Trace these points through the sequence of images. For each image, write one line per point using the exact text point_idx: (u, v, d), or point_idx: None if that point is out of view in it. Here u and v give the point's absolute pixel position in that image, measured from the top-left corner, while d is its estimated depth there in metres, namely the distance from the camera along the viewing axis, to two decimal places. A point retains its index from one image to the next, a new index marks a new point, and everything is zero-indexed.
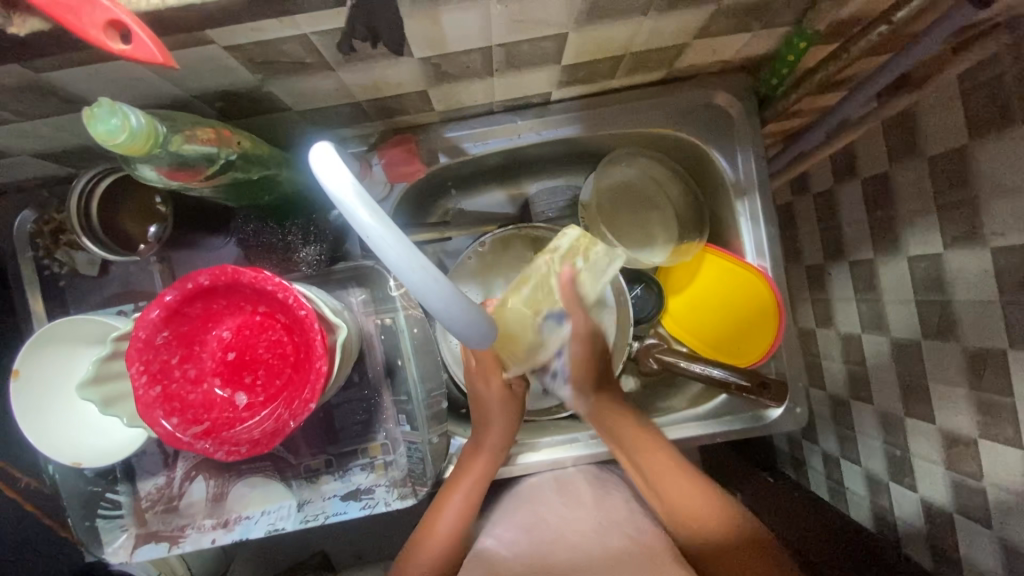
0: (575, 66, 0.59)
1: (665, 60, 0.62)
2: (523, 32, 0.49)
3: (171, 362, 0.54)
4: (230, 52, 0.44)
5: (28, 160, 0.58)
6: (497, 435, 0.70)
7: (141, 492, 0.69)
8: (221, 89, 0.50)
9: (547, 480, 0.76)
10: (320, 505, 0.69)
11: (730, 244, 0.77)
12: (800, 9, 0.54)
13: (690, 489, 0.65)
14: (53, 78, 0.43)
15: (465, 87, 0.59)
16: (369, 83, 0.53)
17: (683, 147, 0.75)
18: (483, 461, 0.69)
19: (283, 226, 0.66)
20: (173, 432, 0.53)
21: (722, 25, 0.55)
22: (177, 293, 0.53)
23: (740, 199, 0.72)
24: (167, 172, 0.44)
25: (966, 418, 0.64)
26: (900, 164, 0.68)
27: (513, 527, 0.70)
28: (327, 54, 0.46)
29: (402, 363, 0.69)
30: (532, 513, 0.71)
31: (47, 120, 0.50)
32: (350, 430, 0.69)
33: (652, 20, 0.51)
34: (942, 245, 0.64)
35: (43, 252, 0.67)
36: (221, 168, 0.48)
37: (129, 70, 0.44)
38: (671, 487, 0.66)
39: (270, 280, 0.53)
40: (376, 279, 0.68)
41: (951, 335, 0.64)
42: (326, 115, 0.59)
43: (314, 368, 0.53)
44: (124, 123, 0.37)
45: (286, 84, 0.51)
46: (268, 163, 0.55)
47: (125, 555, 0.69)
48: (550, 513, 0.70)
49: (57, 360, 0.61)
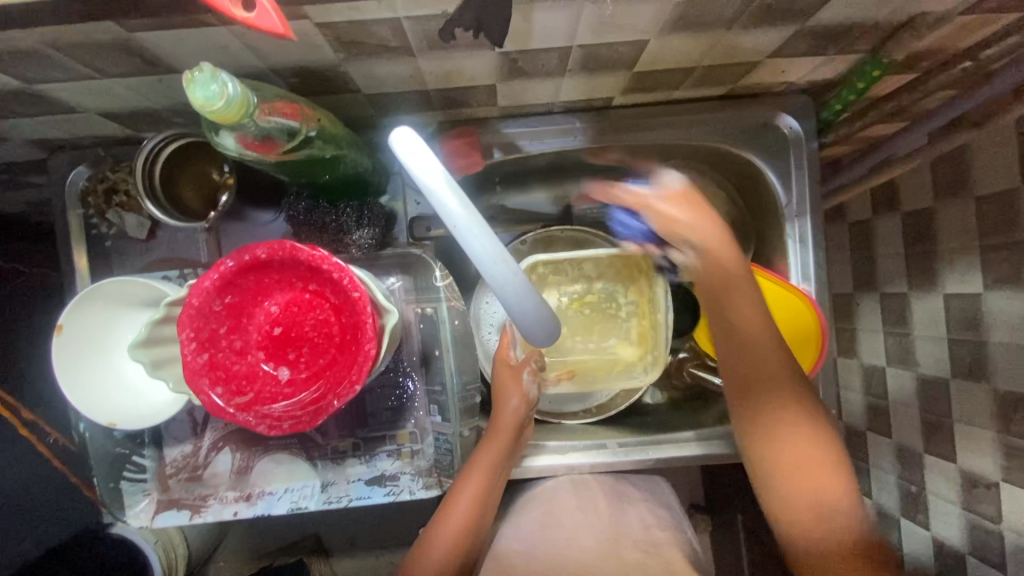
0: (644, 74, 0.59)
1: (732, 77, 0.62)
2: (606, 37, 0.49)
3: (218, 331, 0.53)
4: (320, 29, 0.44)
5: (94, 118, 0.59)
6: (499, 446, 0.66)
7: (167, 458, 0.69)
8: (300, 65, 0.50)
9: (562, 482, 0.74)
10: (344, 488, 0.69)
11: (773, 265, 0.77)
12: (881, 37, 0.54)
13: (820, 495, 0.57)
14: (143, 39, 0.43)
15: (533, 86, 0.59)
16: (442, 72, 0.53)
17: (735, 165, 0.75)
18: (482, 473, 0.65)
19: (336, 206, 0.67)
20: (219, 403, 0.53)
21: (799, 46, 0.55)
22: (234, 263, 0.52)
23: (791, 220, 0.72)
24: (248, 143, 0.46)
25: (989, 460, 0.64)
26: (946, 201, 0.66)
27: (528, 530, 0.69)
28: (413, 39, 0.46)
29: (440, 353, 0.70)
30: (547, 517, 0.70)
31: (124, 80, 0.50)
32: (381, 416, 0.69)
33: (733, 35, 0.51)
34: (982, 285, 0.63)
35: (93, 211, 0.67)
36: (300, 143, 0.50)
37: (218, 37, 0.44)
38: (804, 488, 0.57)
39: (326, 260, 0.53)
40: (421, 267, 0.68)
41: (983, 376, 0.64)
42: (392, 101, 0.59)
43: (363, 350, 0.53)
44: (223, 91, 0.38)
45: (363, 66, 0.51)
46: (341, 142, 0.56)
47: (146, 520, 0.69)
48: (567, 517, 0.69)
49: (102, 319, 0.62)
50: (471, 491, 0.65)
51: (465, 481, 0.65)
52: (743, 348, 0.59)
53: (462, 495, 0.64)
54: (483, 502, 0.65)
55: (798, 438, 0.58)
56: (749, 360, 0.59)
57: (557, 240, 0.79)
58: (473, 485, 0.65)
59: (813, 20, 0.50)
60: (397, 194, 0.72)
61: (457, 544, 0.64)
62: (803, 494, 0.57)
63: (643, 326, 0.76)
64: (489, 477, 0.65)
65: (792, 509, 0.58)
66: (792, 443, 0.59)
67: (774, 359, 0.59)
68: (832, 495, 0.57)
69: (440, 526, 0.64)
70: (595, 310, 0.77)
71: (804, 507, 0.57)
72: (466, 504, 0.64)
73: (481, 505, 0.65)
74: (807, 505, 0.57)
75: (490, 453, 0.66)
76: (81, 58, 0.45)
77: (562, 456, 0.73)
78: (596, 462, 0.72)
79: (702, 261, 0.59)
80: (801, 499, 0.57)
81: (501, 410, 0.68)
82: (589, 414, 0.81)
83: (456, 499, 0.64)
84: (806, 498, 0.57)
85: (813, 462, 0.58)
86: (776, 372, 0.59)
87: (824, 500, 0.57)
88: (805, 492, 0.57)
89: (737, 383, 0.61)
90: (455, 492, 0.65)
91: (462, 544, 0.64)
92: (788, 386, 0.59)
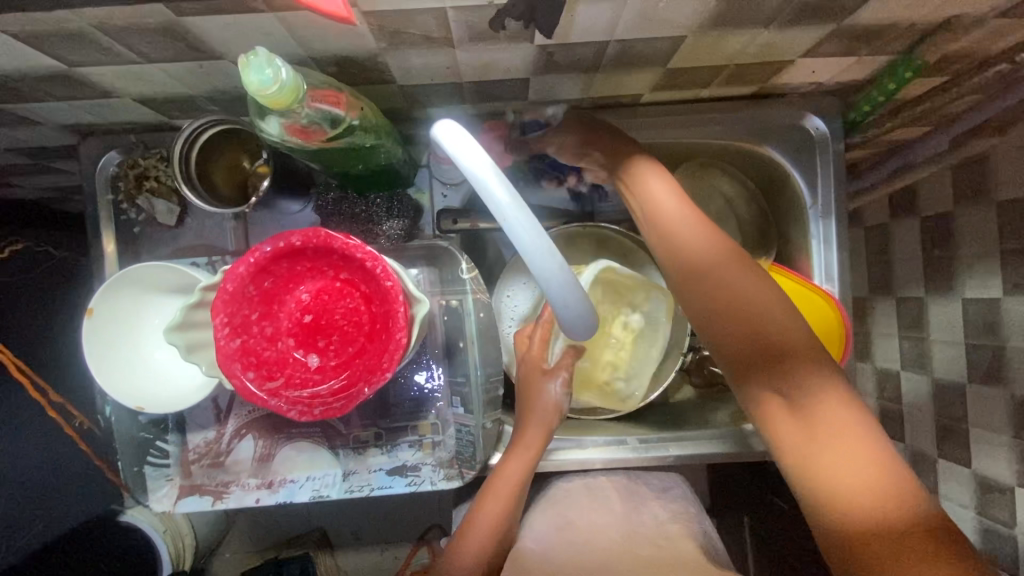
0: (676, 71, 0.60)
1: (763, 76, 0.63)
2: (644, 33, 0.49)
3: (251, 317, 0.54)
4: (366, 18, 0.44)
5: (130, 103, 0.59)
6: (531, 450, 0.67)
7: (190, 444, 0.69)
8: (341, 54, 0.50)
9: (577, 487, 0.77)
10: (366, 477, 0.69)
11: (794, 265, 0.77)
12: (914, 38, 0.55)
13: (853, 465, 0.49)
14: (191, 24, 0.44)
15: (564, 80, 0.60)
16: (478, 65, 0.54)
17: (761, 165, 0.75)
18: (514, 476, 0.66)
19: (365, 197, 0.68)
20: (251, 387, 0.53)
21: (831, 46, 0.56)
22: (269, 249, 0.53)
23: (817, 220, 0.72)
24: (295, 129, 0.47)
25: (1004, 465, 0.64)
26: (967, 205, 0.67)
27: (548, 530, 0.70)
28: (456, 30, 0.47)
29: (464, 345, 0.70)
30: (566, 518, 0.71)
31: (165, 65, 0.51)
32: (403, 406, 0.70)
33: (768, 33, 0.51)
34: (1001, 290, 0.63)
35: (123, 197, 0.68)
36: (343, 132, 0.50)
37: (265, 24, 0.44)
38: (829, 453, 0.50)
39: (359, 248, 0.54)
40: (447, 260, 0.69)
41: (1000, 380, 0.64)
42: (425, 93, 0.60)
43: (394, 339, 0.54)
44: (276, 75, 0.38)
45: (402, 57, 0.51)
46: (380, 132, 0.56)
47: (168, 504, 0.69)
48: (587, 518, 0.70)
49: (133, 303, 0.62)
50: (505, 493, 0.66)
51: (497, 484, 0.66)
52: (740, 307, 0.56)
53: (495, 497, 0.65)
54: (513, 505, 0.66)
55: (817, 399, 0.52)
56: (744, 316, 0.56)
57: (580, 238, 0.79)
58: (506, 485, 0.66)
59: (848, 20, 0.50)
60: (424, 186, 0.73)
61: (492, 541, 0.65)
62: (829, 460, 0.50)
63: (618, 358, 0.77)
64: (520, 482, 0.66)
65: (821, 480, 0.50)
66: (811, 406, 0.53)
67: (765, 319, 0.55)
68: (867, 461, 0.49)
69: (473, 527, 0.65)
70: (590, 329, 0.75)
71: (832, 474, 0.50)
72: (499, 504, 0.65)
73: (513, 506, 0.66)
74: (842, 478, 0.49)
75: (522, 457, 0.67)
76: (127, 41, 0.46)
77: (575, 450, 0.74)
78: (610, 457, 0.73)
79: (678, 230, 0.59)
80: (825, 466, 0.50)
81: (528, 411, 0.69)
82: (606, 412, 0.80)
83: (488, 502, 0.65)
84: (834, 466, 0.50)
85: (836, 423, 0.51)
86: (768, 334, 0.55)
87: (856, 468, 0.49)
88: (828, 458, 0.50)
89: (738, 357, 0.56)
90: (488, 494, 0.66)
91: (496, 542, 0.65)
92: (787, 344, 0.55)
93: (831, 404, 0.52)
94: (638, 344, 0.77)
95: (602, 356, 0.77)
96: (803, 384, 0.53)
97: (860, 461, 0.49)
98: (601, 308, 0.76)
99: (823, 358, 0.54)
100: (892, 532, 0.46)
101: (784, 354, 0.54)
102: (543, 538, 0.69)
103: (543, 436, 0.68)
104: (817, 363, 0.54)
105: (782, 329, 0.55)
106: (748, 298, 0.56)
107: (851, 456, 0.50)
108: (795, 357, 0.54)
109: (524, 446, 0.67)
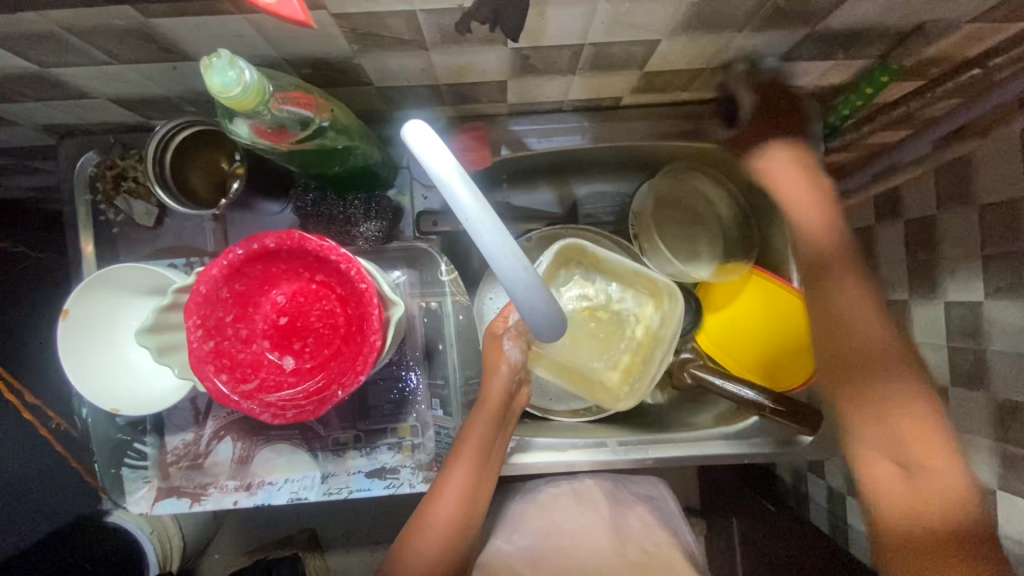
0: (654, 74, 0.59)
1: (741, 79, 0.63)
2: (619, 35, 0.49)
3: (225, 319, 0.54)
4: (336, 20, 0.44)
5: (106, 104, 0.59)
6: (486, 421, 0.65)
7: (168, 446, 0.69)
8: (314, 56, 0.50)
9: (564, 491, 0.75)
10: (344, 479, 0.69)
11: (776, 269, 0.77)
12: (891, 42, 0.55)
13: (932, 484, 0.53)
14: (160, 25, 0.43)
15: (543, 83, 0.60)
16: (454, 67, 0.54)
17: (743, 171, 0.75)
18: (473, 449, 0.64)
19: (344, 199, 0.68)
20: (223, 390, 0.52)
21: (808, 50, 0.56)
22: (242, 251, 0.52)
23: (796, 223, 0.72)
24: (262, 131, 0.47)
25: (986, 469, 0.64)
26: (949, 209, 0.66)
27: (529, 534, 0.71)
28: (427, 32, 0.46)
29: (443, 348, 0.70)
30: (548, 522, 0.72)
31: (137, 66, 0.50)
32: (383, 408, 0.69)
33: (744, 37, 0.52)
34: (983, 294, 0.63)
35: (101, 197, 0.67)
36: (312, 134, 0.51)
37: (235, 26, 0.44)
38: (921, 466, 0.53)
39: (334, 250, 0.53)
40: (426, 262, 0.69)
41: (982, 384, 0.64)
42: (402, 94, 0.60)
43: (368, 341, 0.53)
44: (240, 77, 0.39)
45: (377, 59, 0.51)
46: (353, 134, 0.57)
47: (145, 507, 0.69)
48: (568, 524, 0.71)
49: (109, 304, 0.62)
50: (466, 463, 0.63)
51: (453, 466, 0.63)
52: (840, 314, 0.58)
53: (453, 478, 0.63)
54: (474, 486, 0.64)
55: (913, 416, 0.54)
56: (846, 327, 0.58)
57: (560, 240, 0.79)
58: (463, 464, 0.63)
59: (823, 24, 0.50)
60: (404, 187, 0.73)
61: (451, 526, 0.62)
62: (920, 473, 0.53)
63: (632, 363, 0.70)
64: (478, 459, 0.64)
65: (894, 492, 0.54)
66: (891, 418, 0.55)
67: (869, 338, 0.57)
68: (943, 480, 0.52)
69: (431, 512, 0.62)
70: (604, 325, 0.71)
71: (924, 488, 0.53)
72: (458, 485, 0.63)
73: (473, 486, 0.64)
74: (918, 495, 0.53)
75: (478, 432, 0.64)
76: (97, 42, 0.45)
77: (558, 452, 0.73)
78: (595, 459, 0.73)
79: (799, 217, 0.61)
80: (914, 483, 0.53)
81: (488, 382, 0.66)
82: (589, 411, 0.79)
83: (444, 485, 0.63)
84: (920, 481, 0.53)
85: (929, 441, 0.54)
86: (870, 348, 0.57)
87: (943, 486, 0.52)
88: (928, 474, 0.53)
89: (825, 361, 0.59)
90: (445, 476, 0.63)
91: (457, 527, 0.63)
92: (885, 358, 0.56)
93: (915, 413, 0.54)
94: (655, 350, 0.69)
95: (618, 360, 0.70)
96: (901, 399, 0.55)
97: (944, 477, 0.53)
98: (623, 308, 0.71)
99: (913, 370, 0.55)
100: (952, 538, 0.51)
101: (870, 363, 0.56)
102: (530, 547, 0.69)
103: (500, 407, 0.66)
104: (908, 371, 0.55)
105: (878, 342, 0.57)
106: (869, 309, 0.57)
107: (936, 472, 0.53)
108: (891, 366, 0.56)
109: (481, 418, 0.65)
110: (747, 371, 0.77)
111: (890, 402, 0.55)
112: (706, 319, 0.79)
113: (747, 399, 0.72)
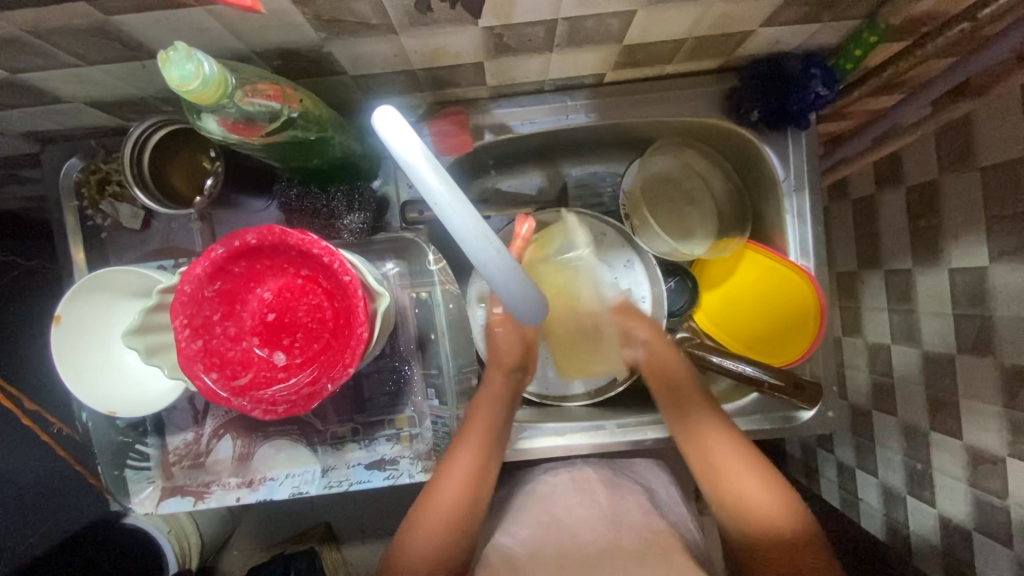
0: (633, 48, 0.58)
1: (727, 48, 0.61)
2: (593, 7, 0.48)
3: (212, 318, 0.53)
4: (298, 7, 0.43)
5: (83, 108, 0.59)
6: (485, 430, 0.67)
7: (170, 446, 0.70)
8: (283, 46, 0.49)
9: (564, 479, 0.76)
10: (344, 472, 0.69)
11: (772, 243, 0.76)
12: (876, 2, 0.53)
13: (770, 502, 0.62)
14: (122, 23, 0.43)
15: (521, 62, 0.58)
16: (427, 51, 0.53)
17: (736, 146, 0.74)
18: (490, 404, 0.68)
19: (327, 191, 0.67)
20: (213, 387, 0.52)
21: (793, 14, 0.54)
22: (223, 250, 0.52)
23: (790, 195, 0.71)
24: (230, 125, 0.47)
25: (994, 435, 0.63)
26: (951, 172, 0.64)
27: (529, 524, 0.70)
28: (394, 15, 0.46)
29: (436, 337, 0.70)
30: (548, 512, 0.71)
31: (106, 67, 0.50)
32: (379, 400, 0.69)
33: (722, 4, 0.50)
34: (987, 258, 0.61)
35: (87, 203, 0.67)
36: (282, 125, 0.50)
37: (196, 19, 0.43)
38: (746, 493, 0.63)
39: (315, 244, 0.52)
40: (414, 252, 0.69)
41: (988, 350, 0.62)
42: (378, 81, 0.59)
43: (355, 334, 0.52)
44: (198, 69, 0.39)
45: (347, 46, 0.50)
46: (326, 125, 0.56)
47: (150, 507, 0.70)
48: (569, 513, 0.70)
49: (98, 308, 0.62)
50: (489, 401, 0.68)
51: (453, 461, 0.65)
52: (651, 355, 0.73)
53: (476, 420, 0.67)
54: (488, 450, 0.66)
55: (712, 427, 0.67)
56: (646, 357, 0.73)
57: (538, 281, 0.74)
58: (463, 464, 0.65)
59: None
60: (389, 179, 0.72)
61: (460, 498, 0.64)
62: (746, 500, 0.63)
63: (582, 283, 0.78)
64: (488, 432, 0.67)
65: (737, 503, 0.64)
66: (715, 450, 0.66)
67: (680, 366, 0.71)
68: (769, 503, 0.62)
69: (461, 454, 0.65)
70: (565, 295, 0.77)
71: (753, 510, 0.62)
72: (456, 485, 0.64)
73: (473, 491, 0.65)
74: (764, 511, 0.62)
75: (480, 422, 0.67)
76: (63, 44, 0.45)
77: (558, 437, 0.73)
78: (593, 442, 0.73)
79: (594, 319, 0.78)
80: (750, 500, 0.63)
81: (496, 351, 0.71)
82: (586, 395, 0.80)
83: (447, 473, 0.64)
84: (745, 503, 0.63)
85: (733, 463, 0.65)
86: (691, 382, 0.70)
87: (776, 514, 0.62)
88: (761, 506, 0.62)
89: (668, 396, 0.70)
90: (444, 471, 0.64)
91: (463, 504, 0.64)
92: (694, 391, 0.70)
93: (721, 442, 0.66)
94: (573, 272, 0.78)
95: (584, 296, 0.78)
96: (711, 429, 0.67)
97: (767, 484, 0.64)
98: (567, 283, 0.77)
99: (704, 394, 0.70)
100: (796, 551, 0.59)
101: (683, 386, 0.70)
102: (528, 539, 0.68)
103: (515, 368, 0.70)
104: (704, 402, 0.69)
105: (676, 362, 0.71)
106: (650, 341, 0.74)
107: (748, 483, 0.64)
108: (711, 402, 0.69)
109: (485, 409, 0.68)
110: (740, 346, 0.77)
111: (688, 413, 0.69)
112: (703, 297, 0.79)
113: (745, 374, 0.72)
